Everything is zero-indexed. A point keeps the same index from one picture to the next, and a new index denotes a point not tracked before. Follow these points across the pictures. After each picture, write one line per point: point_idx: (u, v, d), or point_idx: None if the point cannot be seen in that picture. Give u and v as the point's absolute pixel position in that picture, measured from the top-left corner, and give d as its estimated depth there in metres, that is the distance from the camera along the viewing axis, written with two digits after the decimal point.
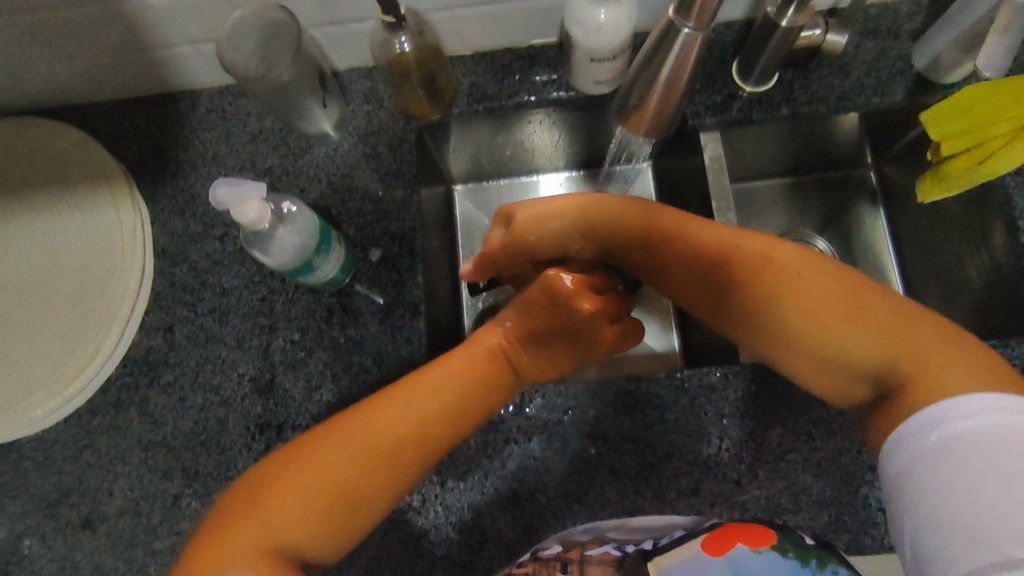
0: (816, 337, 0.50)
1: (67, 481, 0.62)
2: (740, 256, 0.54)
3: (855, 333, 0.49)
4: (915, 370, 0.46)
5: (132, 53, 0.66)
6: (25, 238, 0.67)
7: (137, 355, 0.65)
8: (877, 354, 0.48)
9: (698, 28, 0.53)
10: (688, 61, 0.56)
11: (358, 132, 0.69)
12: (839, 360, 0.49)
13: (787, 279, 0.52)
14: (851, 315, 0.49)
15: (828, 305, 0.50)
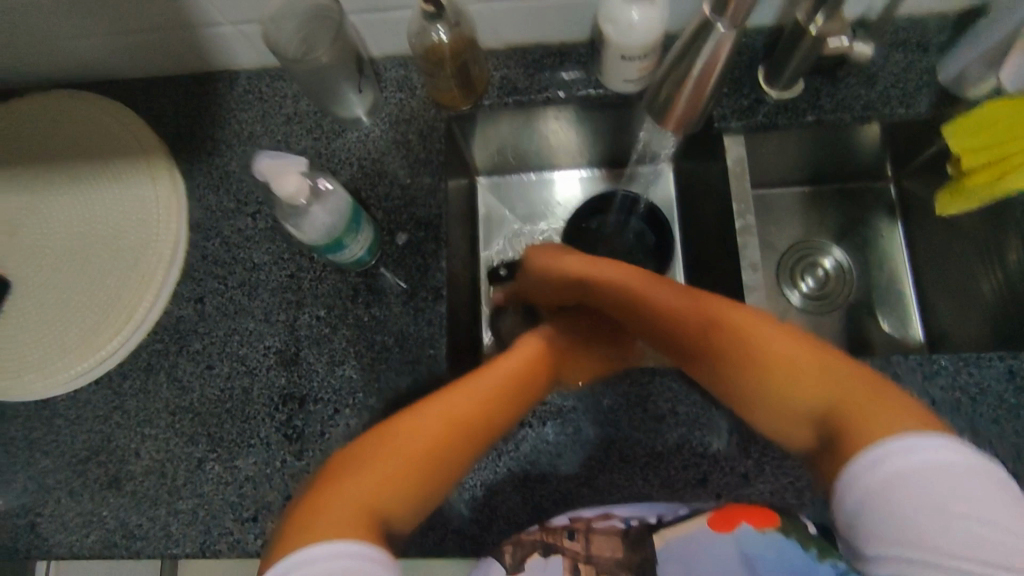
0: (763, 388, 0.49)
1: (97, 440, 0.64)
2: (687, 314, 0.54)
3: (801, 383, 0.47)
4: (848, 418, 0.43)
5: (178, 32, 0.68)
6: (67, 205, 0.70)
7: (168, 323, 0.67)
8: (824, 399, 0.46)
9: (732, 26, 0.54)
10: (720, 60, 0.57)
11: (390, 118, 0.71)
12: (785, 410, 0.48)
13: (751, 336, 0.50)
14: (796, 365, 0.48)
15: (774, 362, 0.49)
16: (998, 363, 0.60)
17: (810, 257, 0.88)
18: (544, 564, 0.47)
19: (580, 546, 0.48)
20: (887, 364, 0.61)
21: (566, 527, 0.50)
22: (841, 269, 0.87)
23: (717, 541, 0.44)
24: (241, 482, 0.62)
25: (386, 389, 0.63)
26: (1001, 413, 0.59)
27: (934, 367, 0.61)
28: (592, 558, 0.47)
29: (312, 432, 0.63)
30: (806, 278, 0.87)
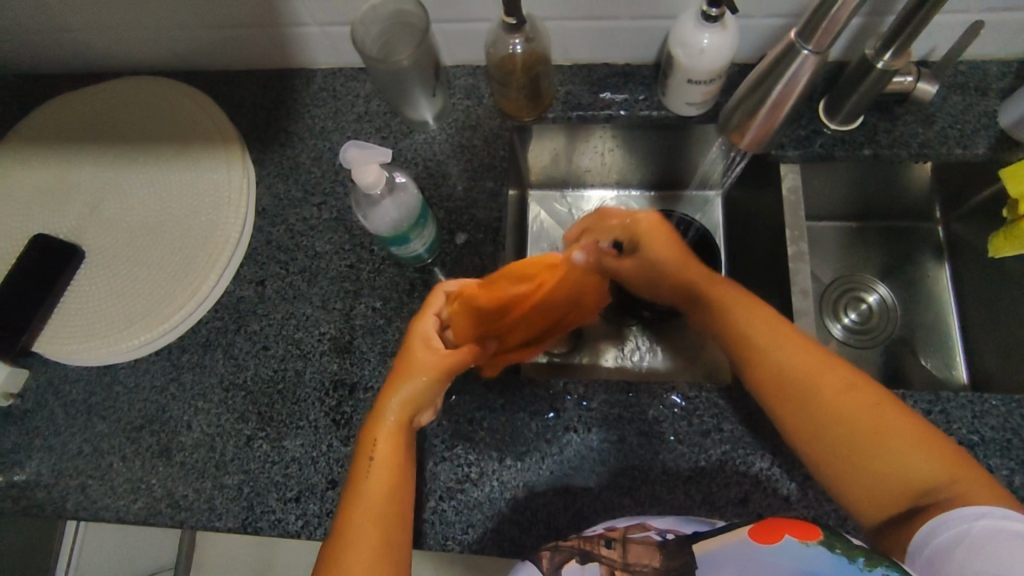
0: (850, 450, 0.47)
1: (152, 409, 0.66)
2: (804, 355, 0.50)
3: (890, 446, 0.46)
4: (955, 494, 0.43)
5: (266, 29, 0.72)
6: (144, 184, 0.74)
7: (228, 302, 0.70)
8: (922, 469, 0.45)
9: (815, 51, 0.55)
10: (798, 84, 0.58)
11: (456, 124, 0.74)
12: (860, 472, 0.46)
13: (816, 384, 0.49)
14: (882, 428, 0.46)
15: (866, 423, 0.46)
16: None
17: (853, 292, 0.88)
18: (581, 570, 0.45)
19: (618, 555, 0.45)
20: (937, 399, 0.61)
21: (603, 535, 0.47)
22: (885, 305, 0.87)
23: (763, 553, 0.40)
24: (286, 462, 0.63)
25: None
26: None
27: (983, 406, 0.61)
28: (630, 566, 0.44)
29: (360, 419, 0.64)
30: (849, 312, 0.88)
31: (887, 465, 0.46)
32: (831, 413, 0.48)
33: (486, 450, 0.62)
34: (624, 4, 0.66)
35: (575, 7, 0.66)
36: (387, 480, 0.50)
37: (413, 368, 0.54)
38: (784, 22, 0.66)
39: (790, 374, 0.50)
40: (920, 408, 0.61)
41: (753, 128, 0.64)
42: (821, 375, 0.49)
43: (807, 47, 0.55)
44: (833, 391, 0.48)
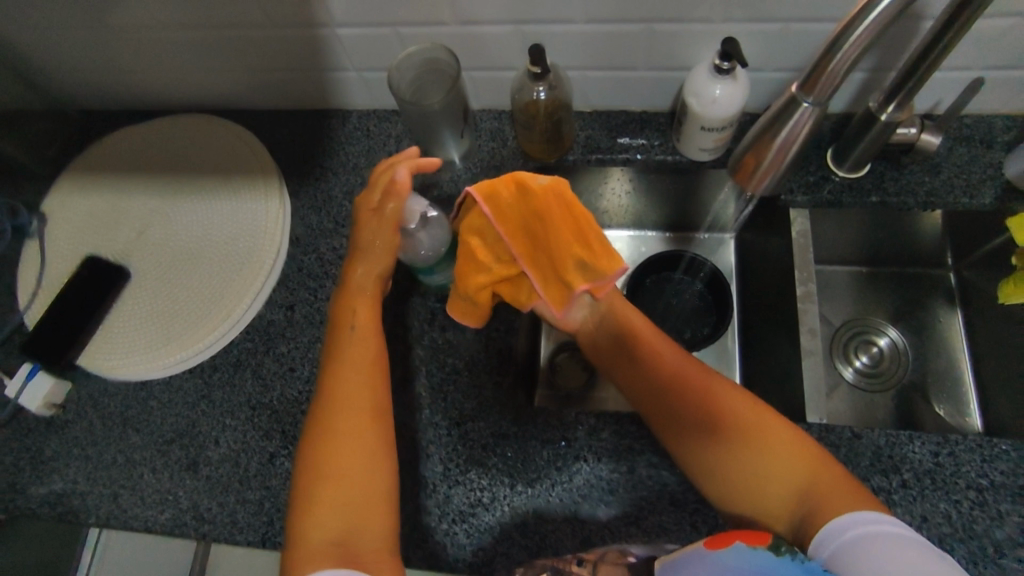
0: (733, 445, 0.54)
1: (182, 424, 0.70)
2: (678, 366, 0.60)
3: (775, 465, 0.52)
4: (823, 502, 0.48)
5: (309, 73, 0.78)
6: (189, 213, 0.79)
7: (259, 325, 0.73)
8: (794, 473, 0.51)
9: (816, 103, 0.58)
10: (802, 132, 0.61)
11: (480, 163, 0.78)
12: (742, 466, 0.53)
13: (696, 391, 0.58)
14: (764, 445, 0.53)
15: (755, 434, 0.54)
16: None
17: (865, 334, 0.89)
18: None
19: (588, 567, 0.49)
20: (945, 441, 0.62)
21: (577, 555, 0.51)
22: (897, 348, 0.88)
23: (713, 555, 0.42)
24: None
25: (452, 408, 0.67)
26: None
27: (993, 450, 0.61)
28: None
29: None
30: (861, 355, 0.89)
31: (757, 473, 0.53)
32: (730, 433, 0.55)
33: (498, 476, 0.64)
34: (642, 56, 0.70)
35: (597, 58, 0.71)
36: (349, 413, 0.55)
37: (354, 316, 0.60)
38: (792, 75, 0.70)
39: (673, 377, 0.59)
40: (928, 450, 0.62)
41: (761, 174, 0.67)
42: (728, 398, 0.56)
43: (808, 99, 0.57)
44: (732, 403, 0.56)
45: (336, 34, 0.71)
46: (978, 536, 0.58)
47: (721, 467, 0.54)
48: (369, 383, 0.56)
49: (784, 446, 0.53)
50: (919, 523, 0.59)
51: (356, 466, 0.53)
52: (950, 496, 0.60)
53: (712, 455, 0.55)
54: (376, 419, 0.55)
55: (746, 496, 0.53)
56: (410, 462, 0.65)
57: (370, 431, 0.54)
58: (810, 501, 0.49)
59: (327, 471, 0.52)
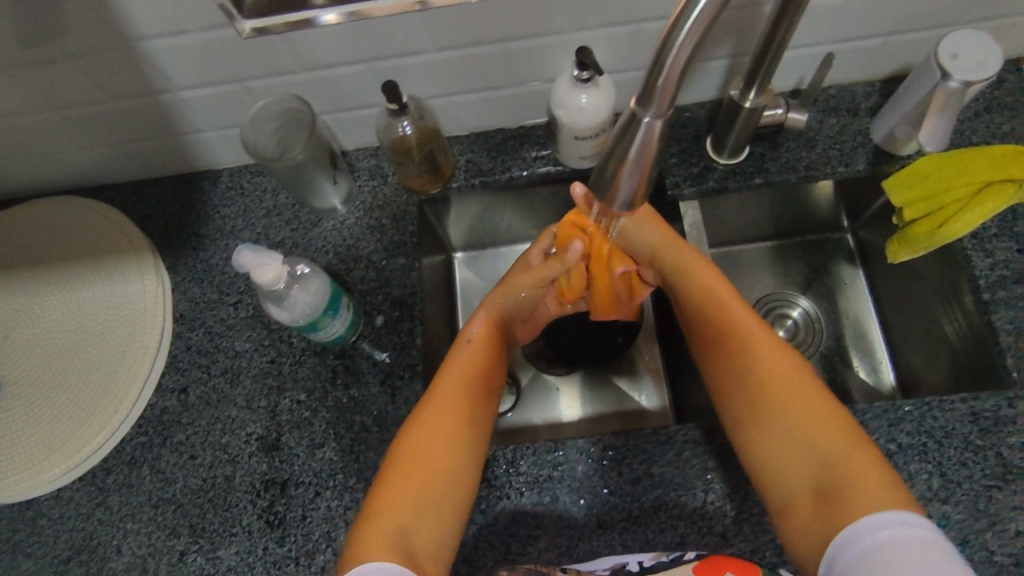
0: (781, 425, 0.56)
1: (79, 538, 0.64)
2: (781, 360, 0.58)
3: (817, 442, 0.54)
4: (853, 482, 0.50)
5: (165, 139, 0.73)
6: (57, 305, 0.73)
7: (152, 416, 0.69)
8: (835, 452, 0.53)
9: (658, 115, 0.44)
10: (654, 135, 0.45)
11: (363, 205, 0.75)
12: (778, 447, 0.55)
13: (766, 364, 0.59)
14: (833, 432, 0.54)
15: (803, 413, 0.55)
16: (959, 406, 0.62)
17: (778, 309, 0.90)
18: None
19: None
20: (853, 413, 0.63)
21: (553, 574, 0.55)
22: (809, 319, 0.89)
23: None
24: (223, 572, 0.62)
25: (366, 468, 0.64)
26: (968, 454, 0.61)
27: (898, 413, 0.62)
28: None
29: (293, 517, 0.63)
30: (777, 330, 0.89)
31: (793, 444, 0.55)
32: (784, 406, 0.56)
33: None
34: (505, 74, 0.68)
35: (459, 83, 0.69)
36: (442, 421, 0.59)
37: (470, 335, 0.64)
38: None
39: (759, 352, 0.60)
40: None
41: (628, 181, 0.49)
42: (793, 375, 0.57)
43: (648, 113, 0.44)
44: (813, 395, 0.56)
45: (179, 97, 0.67)
46: None
47: (764, 435, 0.56)
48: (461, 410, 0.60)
49: (829, 428, 0.54)
50: None
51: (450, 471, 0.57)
52: None
53: (761, 421, 0.57)
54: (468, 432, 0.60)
55: (770, 471, 0.55)
56: (329, 533, 0.62)
57: (468, 446, 0.59)
58: (837, 475, 0.52)
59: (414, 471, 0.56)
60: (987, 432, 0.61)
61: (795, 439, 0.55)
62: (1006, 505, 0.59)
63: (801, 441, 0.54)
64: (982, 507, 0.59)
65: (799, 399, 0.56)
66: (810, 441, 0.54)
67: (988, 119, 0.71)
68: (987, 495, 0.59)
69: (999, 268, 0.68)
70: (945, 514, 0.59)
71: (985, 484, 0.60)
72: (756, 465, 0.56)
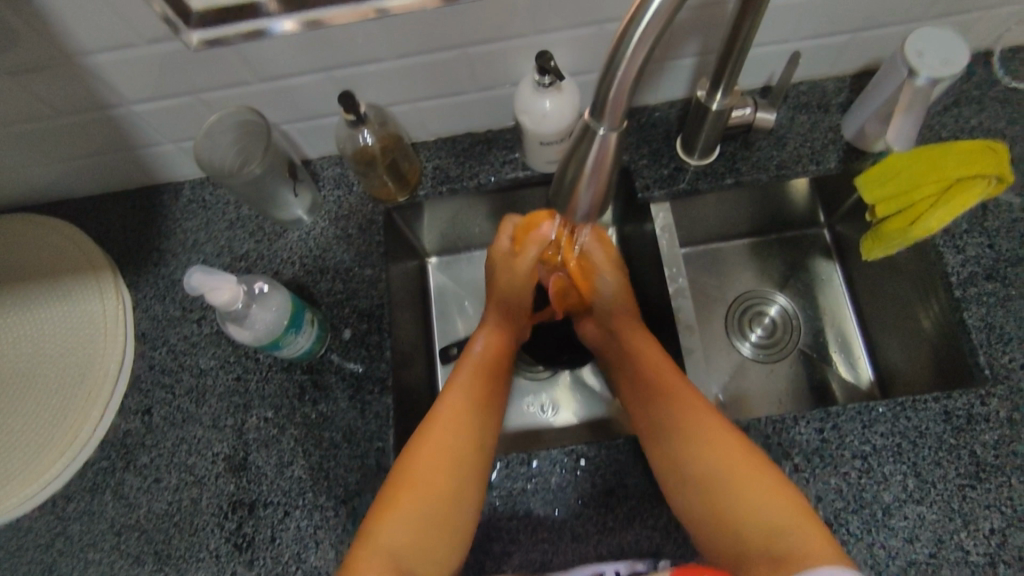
0: (721, 495, 0.55)
1: (39, 569, 0.62)
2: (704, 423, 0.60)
3: (754, 509, 0.53)
4: (792, 546, 0.49)
5: (121, 153, 0.71)
6: (10, 326, 0.70)
7: (114, 439, 0.67)
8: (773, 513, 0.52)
9: (613, 127, 0.43)
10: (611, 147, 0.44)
11: (329, 216, 0.74)
12: (722, 521, 0.54)
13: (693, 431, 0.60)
14: (760, 483, 0.54)
15: (727, 470, 0.56)
16: (932, 405, 0.62)
17: (756, 307, 0.90)
18: None
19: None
20: (827, 416, 0.62)
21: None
22: (787, 316, 0.89)
23: None
24: None
25: (337, 485, 0.63)
26: (942, 453, 0.60)
27: (872, 413, 0.62)
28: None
29: (262, 539, 0.62)
30: (755, 328, 0.89)
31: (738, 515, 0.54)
32: (712, 467, 0.57)
33: None
34: (468, 80, 0.67)
35: (422, 89, 0.67)
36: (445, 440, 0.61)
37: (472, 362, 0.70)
38: None
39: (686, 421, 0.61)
40: (813, 428, 0.62)
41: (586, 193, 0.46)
42: (716, 438, 0.58)
43: (602, 124, 0.42)
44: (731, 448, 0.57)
45: (131, 111, 0.65)
46: (868, 503, 0.59)
47: (703, 503, 0.56)
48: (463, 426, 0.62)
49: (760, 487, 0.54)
50: (815, 504, 0.59)
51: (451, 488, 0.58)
52: (839, 470, 0.60)
53: (696, 488, 0.57)
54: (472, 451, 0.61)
55: (723, 543, 0.54)
56: (299, 554, 0.61)
57: (475, 461, 0.60)
58: (778, 542, 0.50)
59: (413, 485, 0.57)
60: (960, 431, 0.61)
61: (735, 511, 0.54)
62: (980, 505, 0.59)
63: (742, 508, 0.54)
64: (956, 507, 0.59)
65: (727, 459, 0.56)
66: (751, 508, 0.53)
67: (957, 114, 0.70)
68: (962, 494, 0.59)
69: (971, 265, 0.67)
70: (920, 515, 0.59)
71: (960, 483, 0.59)
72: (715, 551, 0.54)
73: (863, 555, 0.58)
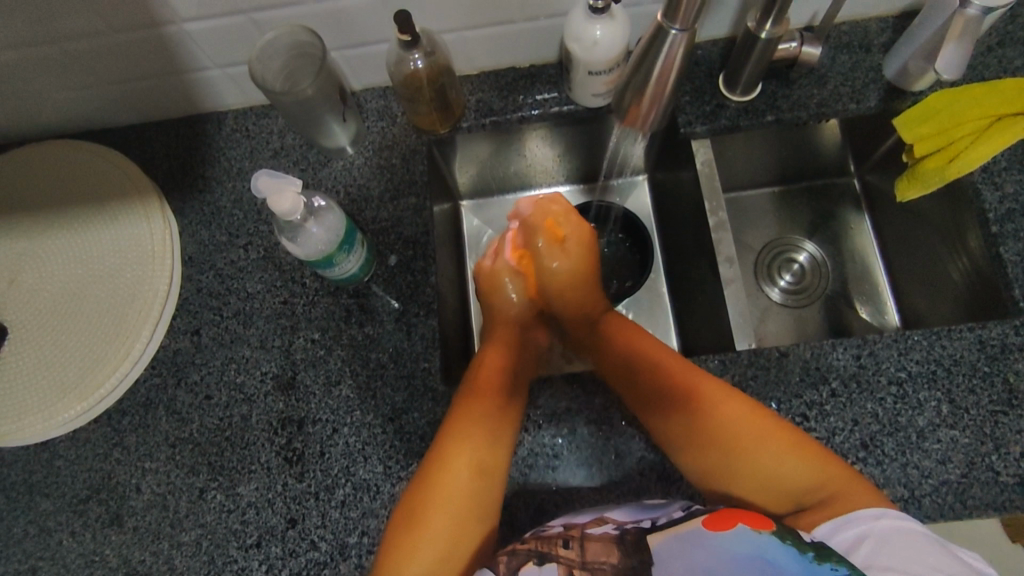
0: (749, 457, 0.57)
1: (97, 478, 0.65)
2: (738, 407, 0.59)
3: (788, 464, 0.56)
4: (835, 493, 0.53)
5: (169, 77, 0.71)
6: (62, 248, 0.71)
7: (165, 357, 0.68)
8: (810, 471, 0.55)
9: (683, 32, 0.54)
10: (677, 57, 0.56)
11: (373, 146, 0.74)
12: (758, 469, 0.57)
13: (717, 406, 0.60)
14: (788, 440, 0.57)
15: (753, 439, 0.57)
16: (967, 335, 0.63)
17: (785, 254, 0.91)
18: (538, 571, 0.52)
19: (576, 554, 0.52)
20: (865, 343, 0.64)
21: (561, 536, 0.54)
22: (815, 263, 0.90)
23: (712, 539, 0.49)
24: (244, 508, 0.62)
25: (383, 404, 0.64)
26: (976, 380, 0.62)
27: (908, 342, 0.63)
28: (588, 565, 0.52)
29: (312, 453, 0.64)
30: (784, 275, 0.90)
31: (780, 469, 0.56)
32: (747, 432, 0.58)
33: None
34: (517, 8, 0.67)
35: (472, 17, 0.68)
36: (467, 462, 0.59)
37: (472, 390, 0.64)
38: None
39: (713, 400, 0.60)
40: (850, 354, 0.63)
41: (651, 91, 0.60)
42: (730, 404, 0.59)
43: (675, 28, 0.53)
44: (741, 420, 0.58)
45: (184, 30, 0.65)
46: (903, 427, 0.61)
47: (726, 462, 0.58)
48: (473, 447, 0.60)
49: (798, 447, 0.56)
50: (851, 427, 0.61)
51: (470, 514, 0.58)
52: (875, 395, 0.62)
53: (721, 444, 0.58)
54: (475, 483, 0.59)
55: (759, 481, 0.57)
56: (348, 468, 0.63)
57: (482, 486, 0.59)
58: (818, 494, 0.54)
59: (429, 526, 0.57)
60: (994, 359, 0.62)
61: (778, 465, 0.56)
62: (1012, 429, 0.60)
63: (781, 462, 0.56)
64: (989, 431, 0.60)
65: (759, 427, 0.58)
66: (791, 458, 0.56)
67: (1001, 54, 0.71)
68: (994, 420, 0.61)
69: (1008, 201, 0.68)
70: (955, 439, 0.61)
71: (993, 410, 0.61)
72: (749, 493, 0.58)
73: (897, 475, 0.60)
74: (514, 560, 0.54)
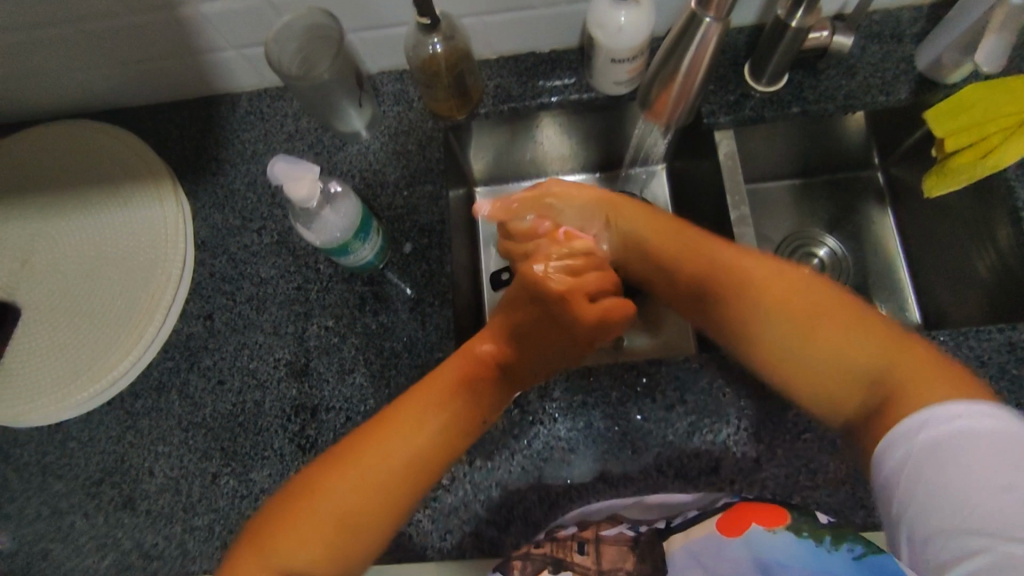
0: (808, 337, 0.51)
1: (110, 461, 0.65)
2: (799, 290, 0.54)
3: (853, 344, 0.50)
4: (901, 383, 0.47)
5: (183, 58, 0.70)
6: (75, 230, 0.71)
7: (177, 341, 0.68)
8: (868, 352, 0.49)
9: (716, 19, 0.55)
10: (709, 47, 0.57)
11: (389, 130, 0.73)
12: (810, 353, 0.51)
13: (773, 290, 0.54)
14: (843, 316, 0.51)
15: (813, 332, 0.51)
16: (995, 337, 0.62)
17: (805, 248, 0.90)
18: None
19: (591, 560, 0.52)
20: None
21: (575, 538, 0.53)
22: (836, 257, 0.88)
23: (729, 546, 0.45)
24: (256, 494, 0.62)
25: (397, 394, 0.64)
26: (1004, 382, 0.61)
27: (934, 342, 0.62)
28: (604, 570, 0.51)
29: (325, 441, 0.63)
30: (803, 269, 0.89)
31: (841, 345, 0.50)
32: (813, 317, 0.52)
33: None
34: None
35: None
36: (435, 414, 0.55)
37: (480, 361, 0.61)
38: None
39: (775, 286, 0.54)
40: None
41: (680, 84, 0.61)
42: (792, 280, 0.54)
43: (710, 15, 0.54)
44: (797, 294, 0.53)
45: (198, 11, 0.63)
46: None
47: (782, 330, 0.52)
48: (442, 422, 0.55)
49: (856, 326, 0.50)
50: None
51: (388, 499, 0.52)
52: None
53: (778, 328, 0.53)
54: (416, 468, 0.53)
55: (805, 372, 0.51)
56: None
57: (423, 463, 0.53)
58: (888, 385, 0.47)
59: (342, 484, 0.51)
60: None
61: (841, 349, 0.50)
62: None
63: (839, 351, 0.50)
64: None
65: (819, 306, 0.52)
66: (852, 343, 0.50)
67: None
68: None
69: None
70: None
71: None
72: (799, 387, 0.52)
73: None
74: (529, 564, 0.53)
